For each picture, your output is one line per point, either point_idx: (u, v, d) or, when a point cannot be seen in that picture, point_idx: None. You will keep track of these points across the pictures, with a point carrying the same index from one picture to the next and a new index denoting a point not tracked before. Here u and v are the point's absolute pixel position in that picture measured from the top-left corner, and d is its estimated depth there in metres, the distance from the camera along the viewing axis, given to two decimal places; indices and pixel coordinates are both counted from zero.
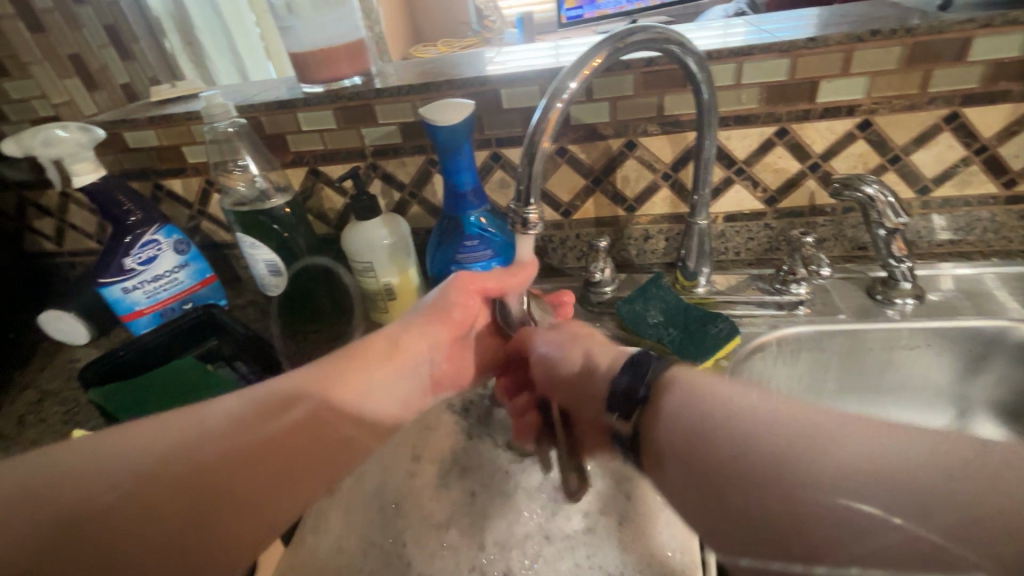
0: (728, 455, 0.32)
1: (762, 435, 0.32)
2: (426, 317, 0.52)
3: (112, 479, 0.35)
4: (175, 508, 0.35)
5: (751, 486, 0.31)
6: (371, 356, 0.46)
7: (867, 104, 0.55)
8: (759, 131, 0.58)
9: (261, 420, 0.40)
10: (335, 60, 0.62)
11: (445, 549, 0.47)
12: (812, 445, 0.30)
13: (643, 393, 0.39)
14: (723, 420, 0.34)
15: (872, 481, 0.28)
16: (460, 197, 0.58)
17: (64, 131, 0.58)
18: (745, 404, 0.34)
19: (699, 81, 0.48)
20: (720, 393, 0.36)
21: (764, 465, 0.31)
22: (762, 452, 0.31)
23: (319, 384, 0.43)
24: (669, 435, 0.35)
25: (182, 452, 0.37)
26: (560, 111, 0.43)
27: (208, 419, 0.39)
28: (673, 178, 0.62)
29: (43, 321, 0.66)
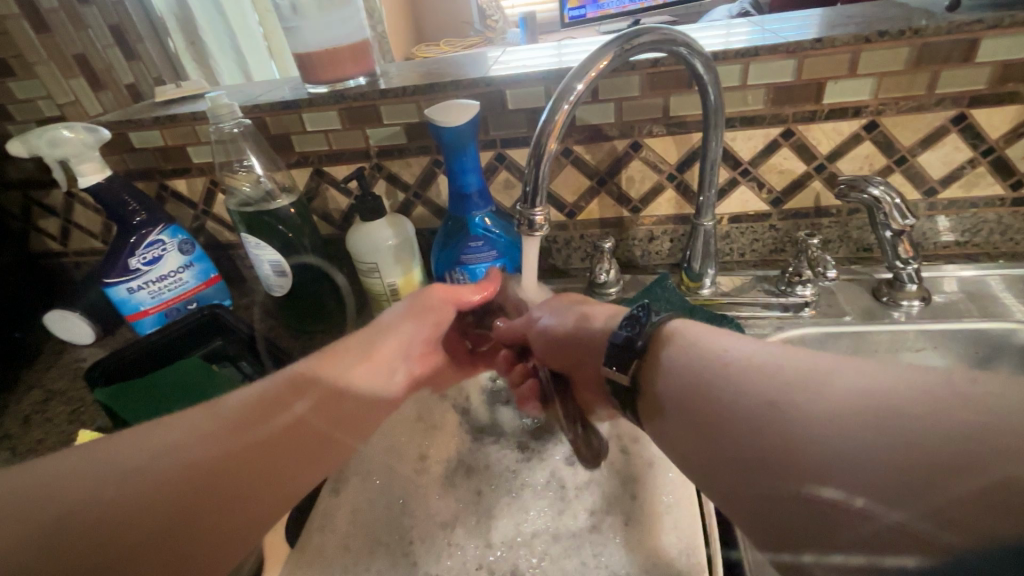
0: (717, 411, 0.32)
1: (749, 395, 0.31)
2: (407, 319, 0.54)
3: (100, 483, 0.34)
4: (162, 504, 0.35)
5: (742, 430, 0.31)
6: (345, 357, 0.49)
7: (873, 105, 0.55)
8: (764, 132, 0.58)
9: (250, 419, 0.41)
10: (340, 61, 0.62)
11: (451, 548, 0.47)
12: (798, 386, 0.30)
13: (641, 343, 0.39)
14: (714, 367, 0.34)
15: (852, 447, 0.26)
16: (464, 198, 0.58)
17: (69, 131, 0.58)
18: (738, 352, 0.35)
19: (705, 82, 0.48)
20: (719, 348, 0.36)
21: (749, 410, 0.31)
22: (748, 396, 0.31)
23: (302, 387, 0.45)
24: (666, 386, 0.36)
25: (174, 450, 0.37)
26: (567, 113, 0.43)
27: (194, 424, 0.39)
28: (678, 179, 0.62)
29: (48, 321, 0.66)
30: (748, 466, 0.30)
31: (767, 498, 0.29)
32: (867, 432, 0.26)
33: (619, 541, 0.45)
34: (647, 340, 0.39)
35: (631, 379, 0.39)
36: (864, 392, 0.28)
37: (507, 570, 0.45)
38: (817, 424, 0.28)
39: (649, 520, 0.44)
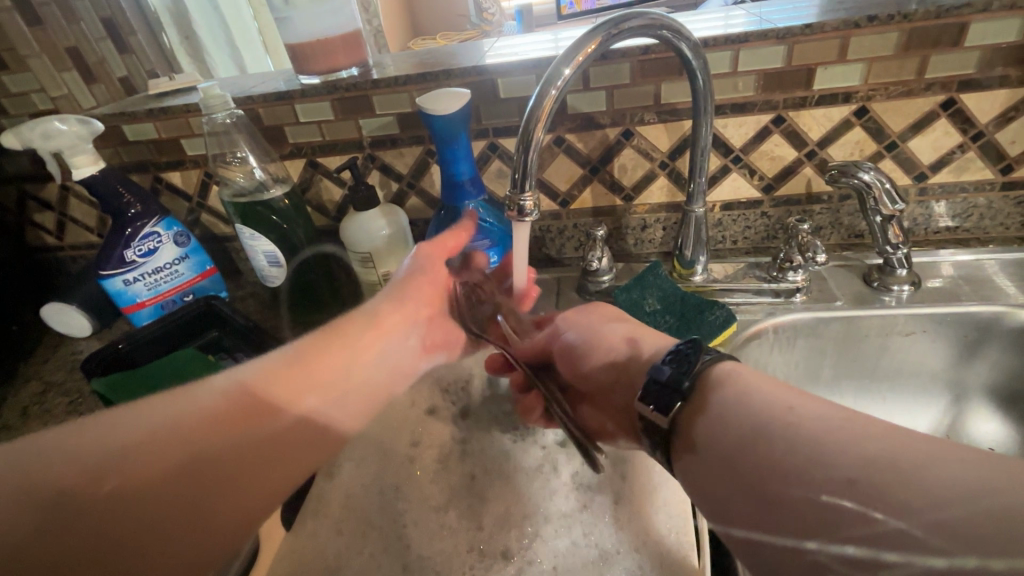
0: (779, 453, 0.30)
1: (835, 452, 0.28)
2: (407, 286, 0.54)
3: (100, 465, 0.35)
4: (160, 494, 0.35)
5: (793, 475, 0.28)
6: (351, 336, 0.49)
7: (863, 91, 0.55)
8: (756, 119, 0.58)
9: (247, 400, 0.41)
10: (332, 51, 0.63)
11: (444, 530, 0.48)
12: (874, 450, 0.27)
13: (688, 384, 0.37)
14: (776, 420, 0.31)
15: (911, 495, 0.24)
16: (457, 187, 0.58)
17: (62, 124, 0.57)
18: (806, 411, 0.31)
19: (694, 67, 0.48)
20: (779, 401, 0.33)
21: (813, 460, 0.28)
22: (818, 452, 0.28)
23: (303, 366, 0.45)
24: (715, 429, 0.34)
25: (168, 431, 0.38)
26: (555, 98, 0.43)
27: (195, 403, 0.40)
28: (670, 167, 0.62)
29: (45, 314, 0.67)
30: (796, 497, 0.28)
31: (796, 508, 0.27)
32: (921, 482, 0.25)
33: (609, 522, 0.45)
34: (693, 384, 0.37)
35: (670, 422, 0.36)
36: (929, 453, 0.26)
37: (498, 551, 0.46)
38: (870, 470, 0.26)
39: (640, 503, 0.45)
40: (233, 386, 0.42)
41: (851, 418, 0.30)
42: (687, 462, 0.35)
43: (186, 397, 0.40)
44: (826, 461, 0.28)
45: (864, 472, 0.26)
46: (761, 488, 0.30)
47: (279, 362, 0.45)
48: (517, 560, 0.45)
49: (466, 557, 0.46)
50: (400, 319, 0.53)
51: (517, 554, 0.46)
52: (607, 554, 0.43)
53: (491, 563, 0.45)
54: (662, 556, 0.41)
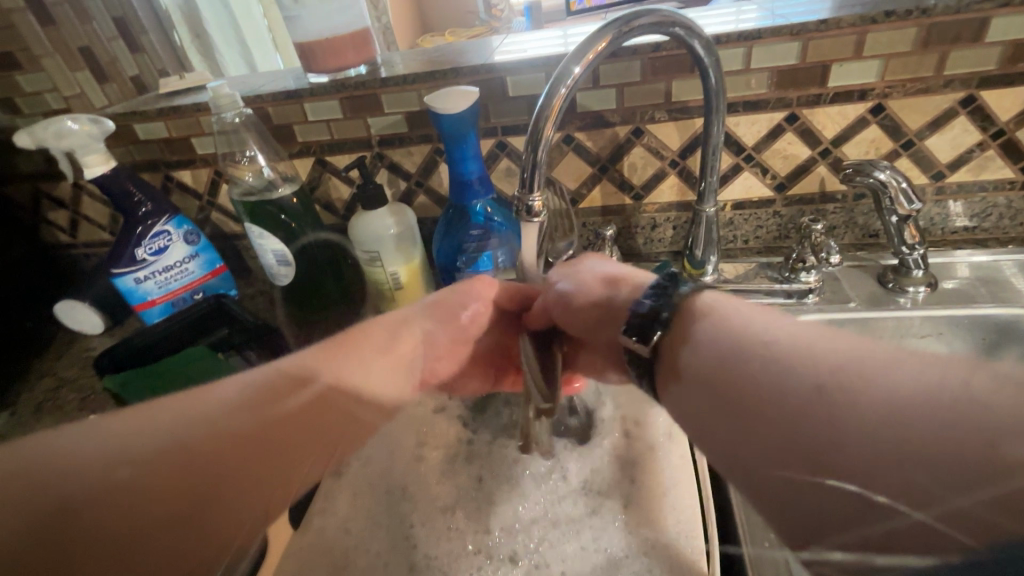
0: (753, 385, 0.31)
1: (795, 387, 0.29)
2: (427, 314, 0.54)
3: (118, 453, 0.38)
4: (163, 486, 0.38)
5: (775, 417, 0.29)
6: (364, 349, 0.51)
7: (880, 88, 0.54)
8: (769, 117, 0.57)
9: (269, 394, 0.45)
10: (341, 50, 0.63)
11: (451, 531, 0.47)
12: (839, 375, 0.28)
13: (667, 315, 0.38)
14: (754, 349, 0.32)
15: (909, 449, 0.24)
16: (465, 186, 0.58)
17: (74, 122, 0.58)
18: (781, 335, 0.32)
19: (706, 65, 0.48)
20: (757, 329, 0.34)
21: (794, 400, 0.29)
22: (792, 386, 0.29)
23: (320, 368, 0.48)
24: (694, 359, 0.35)
25: (179, 425, 0.41)
26: (564, 97, 0.43)
27: (214, 399, 0.43)
28: (681, 165, 0.62)
29: (58, 312, 0.67)
30: (777, 441, 0.29)
31: (787, 450, 0.28)
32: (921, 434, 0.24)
33: (619, 525, 0.45)
34: (674, 315, 0.38)
35: (652, 351, 0.39)
36: (927, 382, 0.26)
37: (505, 555, 0.46)
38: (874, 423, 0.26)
39: (650, 508, 0.45)
40: (248, 385, 0.45)
41: (824, 342, 0.31)
42: (675, 394, 0.36)
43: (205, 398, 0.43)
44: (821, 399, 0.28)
45: (837, 407, 0.27)
46: (746, 426, 0.31)
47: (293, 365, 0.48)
48: (524, 563, 0.45)
49: (472, 558, 0.46)
50: (403, 346, 0.53)
51: (525, 557, 0.45)
52: (615, 560, 0.43)
53: (498, 567, 0.45)
54: (672, 560, 0.42)
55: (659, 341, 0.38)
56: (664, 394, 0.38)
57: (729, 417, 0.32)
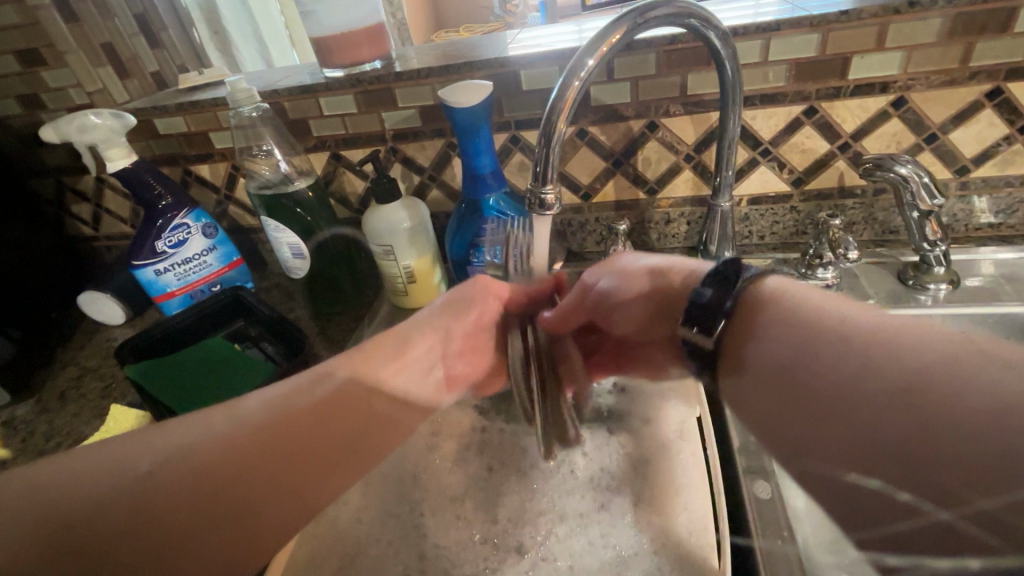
0: (825, 378, 0.31)
1: (876, 384, 0.29)
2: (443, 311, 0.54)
3: (149, 454, 0.40)
4: (189, 489, 0.39)
5: (847, 413, 0.29)
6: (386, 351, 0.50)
7: (902, 80, 0.53)
8: (786, 110, 0.56)
9: (299, 399, 0.45)
10: (356, 44, 0.63)
11: (460, 520, 0.48)
12: (925, 373, 0.27)
13: (729, 304, 0.38)
14: (829, 339, 0.32)
15: (1000, 456, 0.24)
16: (478, 180, 0.58)
17: (96, 117, 0.59)
18: (863, 324, 0.32)
19: (723, 57, 0.47)
20: (834, 316, 0.33)
21: (874, 398, 0.28)
22: (870, 383, 0.29)
23: (348, 371, 0.48)
24: (763, 349, 0.35)
25: (209, 429, 0.42)
26: (578, 90, 0.42)
27: (244, 405, 0.44)
28: (695, 159, 0.61)
29: (81, 303, 0.69)
30: (847, 436, 0.29)
31: (856, 442, 0.29)
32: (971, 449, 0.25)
33: (626, 521, 0.45)
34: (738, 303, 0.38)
35: (715, 341, 0.39)
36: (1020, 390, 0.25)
37: (513, 546, 0.46)
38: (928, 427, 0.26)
39: (661, 505, 0.45)
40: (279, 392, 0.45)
41: (908, 330, 0.30)
42: (738, 383, 0.37)
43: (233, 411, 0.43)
44: (901, 404, 0.27)
45: (926, 409, 0.26)
46: (815, 418, 0.31)
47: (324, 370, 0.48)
48: (532, 554, 0.45)
49: (479, 549, 0.46)
50: (417, 353, 0.51)
51: (532, 549, 0.45)
52: (623, 556, 0.43)
53: (505, 557, 0.45)
54: (681, 556, 0.41)
55: (722, 329, 0.39)
56: (726, 383, 0.39)
57: (791, 403, 0.33)
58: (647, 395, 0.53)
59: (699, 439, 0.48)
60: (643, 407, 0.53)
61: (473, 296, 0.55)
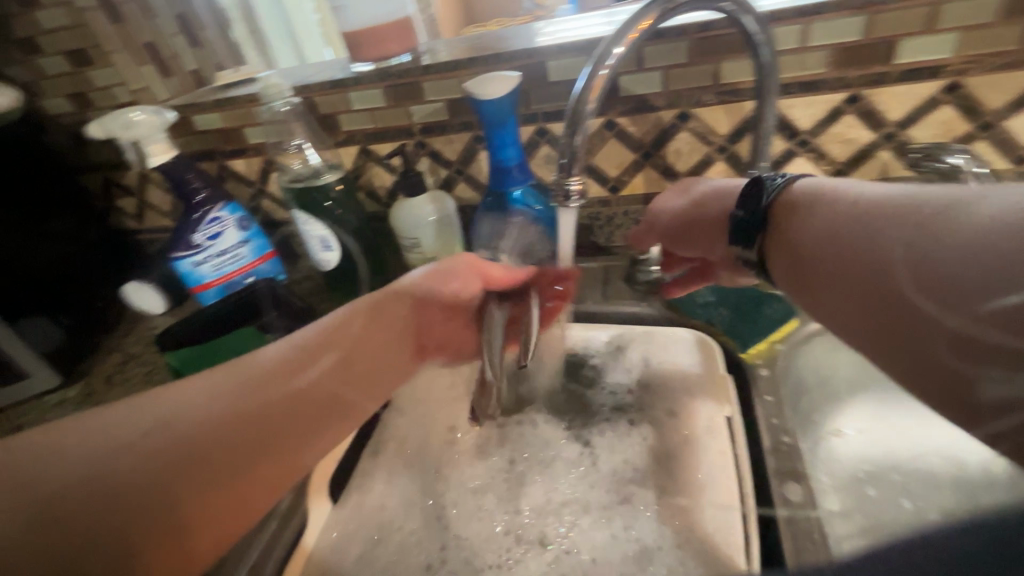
0: (862, 281, 0.36)
1: (882, 274, 0.34)
2: (423, 283, 0.55)
3: (142, 427, 0.41)
4: (186, 452, 0.41)
5: (884, 309, 0.34)
6: (373, 323, 0.53)
7: (955, 64, 0.50)
8: (826, 98, 0.53)
9: (287, 368, 0.47)
10: (384, 38, 0.64)
11: (481, 513, 0.48)
12: (913, 256, 0.32)
13: (761, 220, 0.44)
14: (863, 240, 0.36)
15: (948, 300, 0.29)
16: (504, 172, 0.57)
17: (138, 115, 0.62)
18: (877, 220, 0.36)
19: (758, 43, 0.45)
20: (866, 217, 0.37)
21: (885, 289, 0.34)
22: (881, 274, 0.34)
23: (334, 343, 0.50)
24: (809, 262, 0.40)
25: (202, 399, 0.43)
26: (605, 78, 0.41)
27: (237, 372, 0.45)
28: (729, 151, 0.59)
29: (126, 293, 0.72)
30: (881, 323, 0.35)
31: (900, 328, 0.34)
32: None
33: (651, 516, 0.45)
34: (768, 215, 0.44)
35: (760, 254, 0.45)
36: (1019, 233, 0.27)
37: (535, 538, 0.46)
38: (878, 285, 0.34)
39: (687, 503, 0.44)
40: (271, 359, 0.47)
41: (911, 218, 0.34)
42: (805, 296, 0.42)
43: (243, 367, 0.46)
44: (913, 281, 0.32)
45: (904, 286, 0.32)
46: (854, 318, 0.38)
47: (314, 340, 0.49)
48: (554, 547, 0.45)
49: (502, 542, 0.46)
50: (392, 318, 0.54)
51: (554, 541, 0.45)
52: (647, 550, 0.43)
53: (527, 549, 0.45)
54: (707, 554, 0.41)
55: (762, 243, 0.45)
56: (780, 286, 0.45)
57: (840, 309, 0.39)
58: (675, 391, 0.52)
59: (728, 437, 0.47)
60: (669, 403, 0.52)
61: (458, 269, 0.56)
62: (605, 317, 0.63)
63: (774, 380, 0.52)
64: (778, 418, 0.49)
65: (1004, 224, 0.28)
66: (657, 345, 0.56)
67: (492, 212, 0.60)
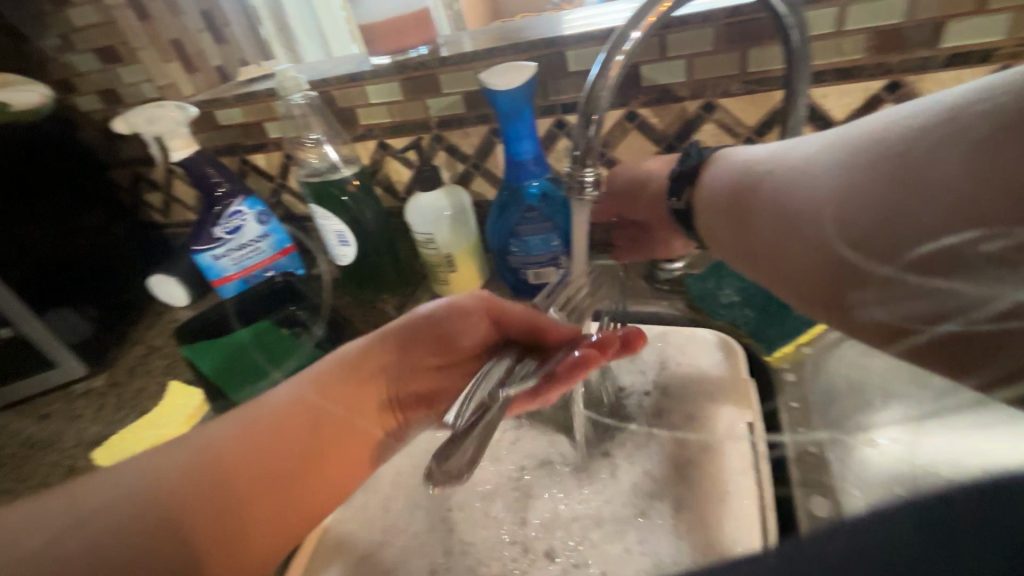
0: (775, 234, 0.38)
1: (796, 225, 0.36)
2: (424, 327, 0.50)
3: (152, 482, 0.37)
4: (210, 500, 0.37)
5: (800, 259, 0.36)
6: (377, 366, 0.48)
7: (1008, 47, 0.46)
8: (864, 86, 0.50)
9: (308, 405, 0.44)
10: (402, 31, 0.63)
11: (489, 519, 0.47)
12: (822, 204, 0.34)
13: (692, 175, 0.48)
14: (775, 197, 0.38)
15: (858, 232, 0.32)
16: (520, 166, 0.56)
17: (164, 110, 0.63)
18: (786, 173, 0.38)
19: (788, 26, 0.42)
20: (772, 175, 0.39)
21: (799, 240, 0.36)
22: (793, 226, 0.36)
23: (343, 380, 0.47)
24: (735, 217, 0.43)
25: (221, 443, 0.40)
26: (622, 65, 0.40)
27: (257, 412, 0.43)
28: (757, 143, 0.56)
29: (152, 285, 0.74)
30: (796, 272, 0.37)
31: (814, 278, 0.36)
32: (896, 185, 0.30)
33: (666, 528, 0.43)
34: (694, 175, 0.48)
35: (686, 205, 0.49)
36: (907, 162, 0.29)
37: (542, 551, 0.44)
38: (800, 228, 0.36)
39: (703, 511, 0.43)
40: (292, 395, 0.44)
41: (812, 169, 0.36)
42: (731, 251, 0.44)
43: (241, 412, 0.43)
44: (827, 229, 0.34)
45: (815, 230, 0.35)
46: (772, 269, 0.40)
47: (328, 374, 0.47)
48: (563, 561, 0.43)
49: (508, 549, 0.45)
50: (383, 361, 0.49)
51: (562, 555, 0.44)
52: (662, 565, 0.40)
53: (533, 560, 0.44)
54: None
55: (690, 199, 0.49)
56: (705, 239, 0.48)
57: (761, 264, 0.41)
58: (695, 395, 0.53)
59: (750, 443, 0.46)
60: (690, 408, 0.51)
61: (463, 312, 0.50)
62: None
63: None
64: None
65: (873, 163, 0.31)
66: (679, 347, 0.57)
67: (507, 206, 0.58)
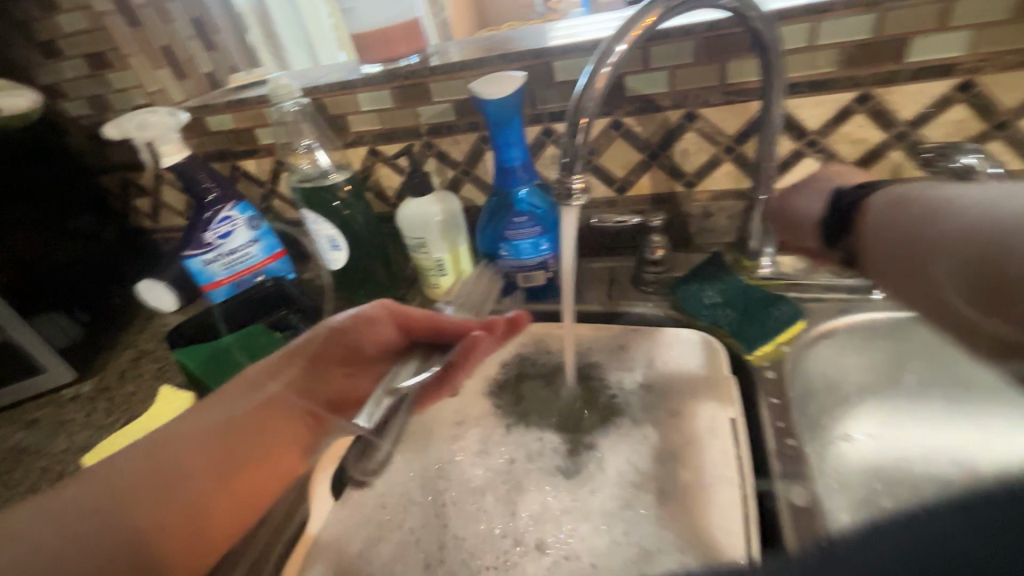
0: (937, 271, 0.39)
1: (939, 264, 0.39)
2: (329, 336, 0.56)
3: (114, 491, 0.42)
4: (162, 493, 0.43)
5: (929, 296, 0.40)
6: (290, 367, 0.56)
7: (969, 62, 0.49)
8: (836, 97, 0.53)
9: (246, 405, 0.52)
10: (393, 41, 0.64)
11: (481, 512, 0.47)
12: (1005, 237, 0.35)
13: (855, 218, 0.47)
14: (929, 241, 0.40)
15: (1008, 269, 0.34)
16: (509, 173, 0.57)
17: (155, 116, 0.64)
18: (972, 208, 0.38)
19: (764, 41, 0.45)
20: (939, 211, 0.40)
21: (956, 271, 0.38)
22: (950, 260, 0.38)
23: (258, 384, 0.53)
24: (879, 255, 0.44)
25: (166, 442, 0.46)
26: (606, 77, 0.42)
27: (200, 417, 0.49)
28: (737, 151, 0.58)
29: (138, 291, 0.73)
30: (944, 300, 0.39)
31: (970, 297, 0.37)
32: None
33: (654, 520, 0.44)
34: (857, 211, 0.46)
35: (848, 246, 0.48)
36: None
37: (532, 543, 0.44)
38: (981, 268, 0.36)
39: (688, 502, 0.44)
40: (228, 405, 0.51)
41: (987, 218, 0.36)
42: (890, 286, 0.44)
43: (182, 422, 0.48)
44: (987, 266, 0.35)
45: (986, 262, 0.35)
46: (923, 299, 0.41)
47: (248, 377, 0.53)
48: (552, 552, 0.44)
49: (500, 543, 0.45)
50: (296, 377, 0.56)
51: (551, 546, 0.44)
52: (648, 554, 0.42)
53: (524, 553, 0.44)
54: (705, 551, 0.41)
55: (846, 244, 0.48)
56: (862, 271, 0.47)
57: (897, 278, 0.43)
58: (679, 391, 0.52)
59: (731, 437, 0.46)
60: (674, 403, 0.51)
61: (365, 322, 0.57)
62: (611, 318, 0.62)
63: (780, 383, 0.51)
64: (784, 421, 0.48)
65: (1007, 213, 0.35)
66: (660, 343, 0.56)
67: (496, 211, 0.60)
